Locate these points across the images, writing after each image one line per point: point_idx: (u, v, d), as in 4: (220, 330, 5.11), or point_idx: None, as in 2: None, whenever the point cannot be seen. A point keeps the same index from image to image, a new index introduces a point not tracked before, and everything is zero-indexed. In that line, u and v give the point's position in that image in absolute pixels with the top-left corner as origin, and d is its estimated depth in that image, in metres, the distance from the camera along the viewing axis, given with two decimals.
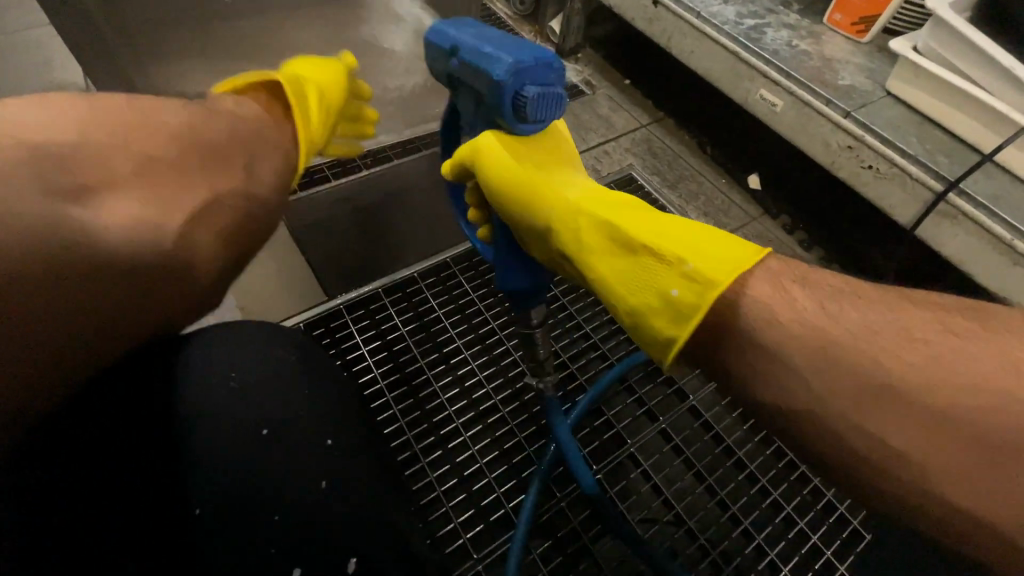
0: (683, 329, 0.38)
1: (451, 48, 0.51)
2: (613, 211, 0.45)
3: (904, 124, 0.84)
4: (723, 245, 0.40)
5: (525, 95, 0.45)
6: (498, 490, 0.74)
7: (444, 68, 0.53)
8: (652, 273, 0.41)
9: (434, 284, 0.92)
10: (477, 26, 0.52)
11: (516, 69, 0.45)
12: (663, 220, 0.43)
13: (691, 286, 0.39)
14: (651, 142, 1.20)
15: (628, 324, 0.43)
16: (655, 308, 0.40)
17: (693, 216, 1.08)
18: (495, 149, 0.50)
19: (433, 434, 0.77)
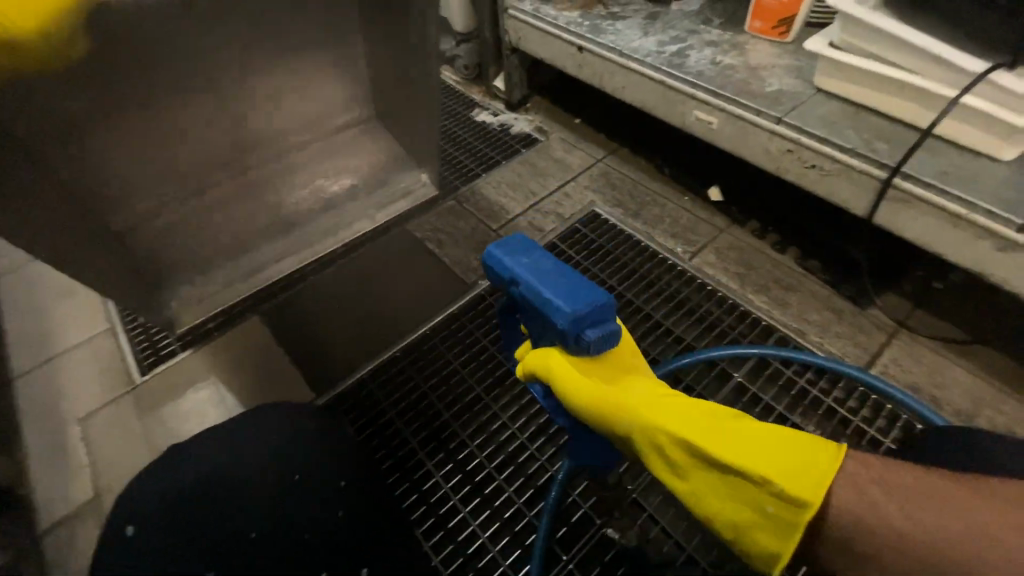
0: (788, 545, 0.46)
1: (511, 281, 0.57)
2: (681, 426, 0.51)
3: (839, 119, 0.84)
4: (800, 457, 0.47)
5: (587, 338, 0.51)
6: (506, 565, 0.74)
7: (509, 291, 0.58)
8: (750, 496, 0.47)
9: (416, 360, 0.95)
10: (536, 258, 0.57)
11: (575, 318, 0.50)
12: (721, 444, 0.48)
13: (786, 506, 0.45)
14: (609, 174, 1.22)
15: (730, 534, 0.49)
16: (757, 523, 0.47)
17: (661, 239, 1.09)
18: (571, 370, 0.54)
19: (432, 517, 0.78)
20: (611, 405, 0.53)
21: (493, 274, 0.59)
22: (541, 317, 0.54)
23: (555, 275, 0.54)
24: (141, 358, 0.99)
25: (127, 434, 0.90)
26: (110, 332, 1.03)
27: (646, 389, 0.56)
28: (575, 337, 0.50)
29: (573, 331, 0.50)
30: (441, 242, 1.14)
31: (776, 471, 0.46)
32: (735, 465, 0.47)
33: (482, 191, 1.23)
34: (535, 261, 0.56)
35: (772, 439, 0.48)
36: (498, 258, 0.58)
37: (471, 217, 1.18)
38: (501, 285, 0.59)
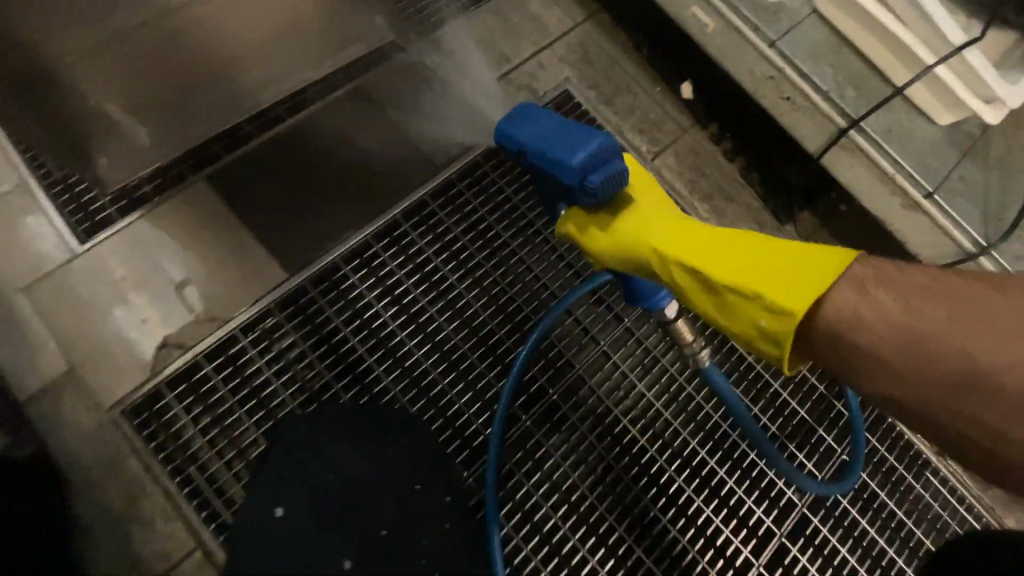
0: (784, 347, 0.55)
1: (520, 149, 0.70)
2: (698, 254, 0.62)
3: (823, 51, 0.87)
4: (801, 272, 0.54)
5: (591, 183, 0.63)
6: (477, 422, 0.91)
7: (520, 157, 0.71)
8: (746, 313, 0.57)
9: (389, 245, 0.97)
10: (541, 121, 0.70)
11: (577, 161, 0.62)
12: (728, 266, 0.59)
13: (776, 316, 0.54)
14: (586, 47, 1.15)
15: (746, 343, 0.59)
16: (755, 332, 0.57)
17: (629, 134, 1.11)
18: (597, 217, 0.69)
19: (414, 386, 0.91)
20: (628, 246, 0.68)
21: (507, 149, 0.73)
22: (550, 176, 0.68)
23: (557, 131, 0.67)
24: (74, 221, 0.90)
25: (82, 305, 0.86)
26: (25, 187, 0.91)
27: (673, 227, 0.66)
28: (578, 180, 0.63)
29: (578, 178, 0.63)
30: (404, 110, 1.06)
31: (769, 285, 0.55)
32: (729, 283, 0.58)
33: (448, 48, 1.11)
34: (540, 125, 0.69)
35: (778, 258, 0.56)
36: (506, 132, 0.71)
37: (437, 80, 1.08)
38: (514, 156, 0.73)
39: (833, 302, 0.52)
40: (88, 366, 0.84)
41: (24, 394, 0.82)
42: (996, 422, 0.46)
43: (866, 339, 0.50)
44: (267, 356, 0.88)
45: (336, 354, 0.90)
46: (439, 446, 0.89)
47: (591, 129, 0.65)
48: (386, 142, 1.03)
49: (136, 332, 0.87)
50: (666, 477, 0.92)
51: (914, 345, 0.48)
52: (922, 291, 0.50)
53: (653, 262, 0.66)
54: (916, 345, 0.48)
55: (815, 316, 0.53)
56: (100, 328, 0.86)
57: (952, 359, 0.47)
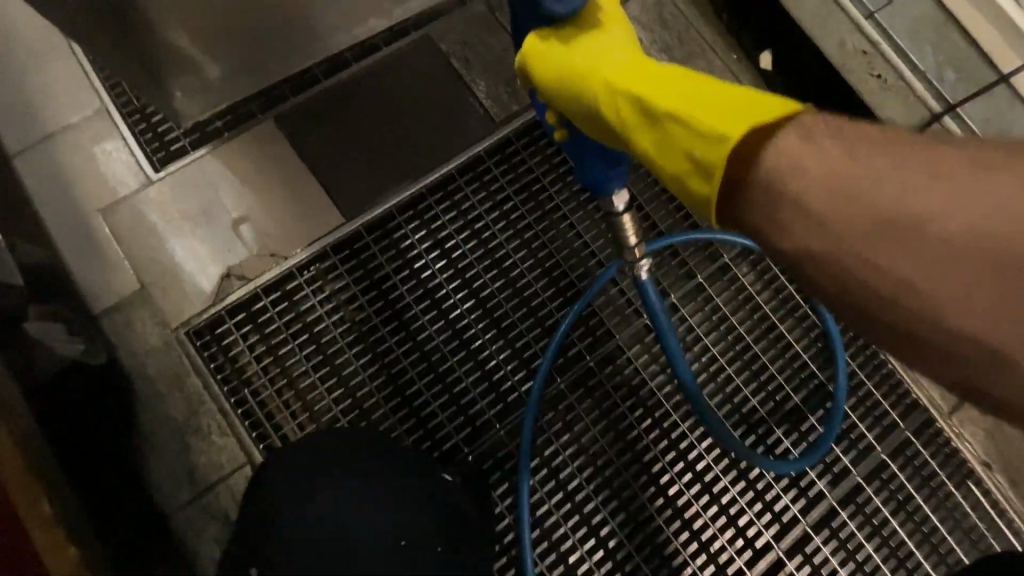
0: (715, 170, 0.49)
1: None
2: (657, 100, 0.55)
3: (923, 28, 0.80)
4: (753, 107, 0.48)
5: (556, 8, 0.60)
6: (512, 379, 0.94)
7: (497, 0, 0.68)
8: (680, 145, 0.52)
9: (442, 198, 0.99)
10: None
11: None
12: (683, 102, 0.53)
13: (711, 148, 0.49)
14: (663, 7, 1.10)
15: (677, 192, 0.55)
16: (688, 171, 0.52)
17: None
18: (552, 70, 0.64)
19: (455, 338, 0.95)
20: (575, 65, 0.61)
21: None
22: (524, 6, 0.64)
23: None
24: (150, 151, 0.94)
25: (155, 231, 0.92)
26: (102, 113, 0.94)
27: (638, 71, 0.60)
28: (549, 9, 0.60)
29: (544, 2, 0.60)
30: (468, 62, 1.04)
31: (711, 112, 0.50)
32: (679, 113, 0.52)
33: None
34: None
35: (732, 98, 0.50)
36: None
37: (505, 33, 1.06)
38: None
39: (770, 149, 0.46)
40: (157, 285, 0.90)
41: (99, 307, 0.88)
42: (930, 290, 0.42)
43: (801, 188, 0.45)
44: (321, 296, 0.93)
45: (385, 300, 0.95)
46: (475, 396, 0.93)
47: None
48: (449, 94, 1.03)
49: (203, 261, 0.92)
50: (694, 453, 0.93)
51: (858, 205, 0.43)
52: (892, 150, 0.44)
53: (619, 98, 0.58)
54: (826, 179, 0.44)
55: (756, 156, 0.47)
56: (170, 255, 0.91)
57: (901, 209, 0.42)
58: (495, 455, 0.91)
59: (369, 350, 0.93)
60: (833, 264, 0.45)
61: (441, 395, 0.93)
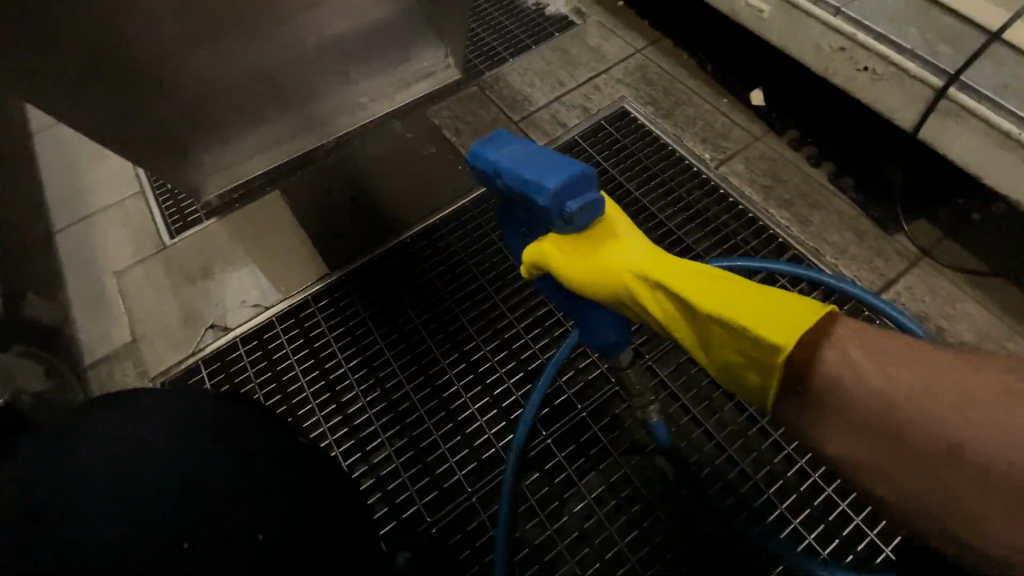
0: (771, 382, 0.39)
1: (490, 174, 0.47)
2: (672, 278, 0.43)
3: (907, 14, 0.74)
4: (786, 306, 0.39)
5: (570, 215, 0.42)
6: (490, 433, 0.82)
7: (490, 186, 0.49)
8: (725, 344, 0.41)
9: (427, 248, 0.99)
10: (518, 146, 0.47)
11: (554, 197, 0.41)
12: (708, 285, 0.42)
13: (760, 351, 0.39)
14: (646, 69, 1.14)
15: (719, 374, 0.43)
16: (739, 363, 0.41)
17: (689, 143, 1.03)
18: (560, 250, 0.47)
19: (428, 387, 0.86)
20: (577, 261, 0.46)
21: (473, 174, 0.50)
22: (522, 205, 0.46)
23: (532, 154, 0.45)
24: (170, 222, 1.05)
25: (156, 288, 0.97)
26: (140, 195, 1.08)
27: (641, 242, 0.46)
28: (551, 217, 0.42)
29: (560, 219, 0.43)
30: (459, 131, 1.11)
31: (748, 313, 0.39)
32: (708, 309, 0.40)
33: (507, 78, 1.17)
34: (515, 149, 0.46)
35: (759, 292, 0.40)
36: (468, 156, 0.49)
37: (494, 104, 1.13)
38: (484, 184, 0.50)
39: (811, 353, 0.37)
40: (146, 338, 0.92)
41: (89, 359, 0.91)
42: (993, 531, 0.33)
43: (834, 396, 0.36)
44: (295, 345, 0.91)
45: (360, 348, 0.90)
46: (445, 453, 0.81)
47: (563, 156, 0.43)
48: None
49: (190, 314, 0.94)
50: (723, 529, 0.72)
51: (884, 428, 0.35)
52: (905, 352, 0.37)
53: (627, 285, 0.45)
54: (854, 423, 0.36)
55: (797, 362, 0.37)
56: (163, 310, 0.95)
57: (930, 432, 0.34)
58: (465, 527, 0.76)
59: (337, 402, 0.86)
60: (888, 425, 0.35)
61: (408, 451, 0.82)
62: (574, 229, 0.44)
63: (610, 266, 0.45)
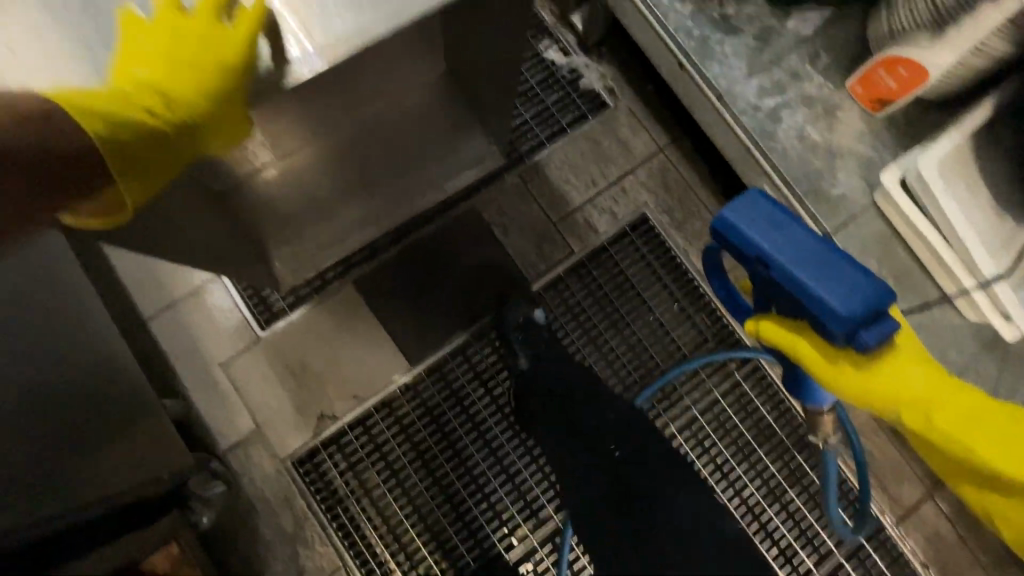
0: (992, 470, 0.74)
1: (759, 258, 0.67)
2: (950, 406, 0.66)
3: (875, 244, 1.00)
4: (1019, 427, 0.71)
5: (863, 340, 0.61)
6: (547, 503, 1.16)
7: (753, 264, 0.69)
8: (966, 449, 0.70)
9: (485, 344, 1.23)
10: (793, 240, 0.66)
11: (850, 321, 0.61)
12: (986, 411, 0.69)
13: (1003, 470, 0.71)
14: (666, 172, 1.32)
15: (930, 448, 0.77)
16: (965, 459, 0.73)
17: (694, 258, 1.29)
18: (825, 362, 0.67)
19: (498, 464, 1.17)
20: (869, 388, 0.65)
21: (734, 246, 0.69)
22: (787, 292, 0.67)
23: (812, 257, 0.64)
24: (258, 313, 1.20)
25: (263, 379, 1.17)
26: (220, 283, 1.20)
27: (923, 370, 0.66)
28: (848, 338, 0.62)
29: (847, 334, 0.62)
30: (506, 229, 1.28)
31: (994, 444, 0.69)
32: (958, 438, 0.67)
33: (546, 171, 1.31)
34: (795, 243, 0.65)
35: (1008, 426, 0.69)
36: (741, 231, 0.67)
37: (535, 200, 1.29)
38: (739, 253, 0.70)
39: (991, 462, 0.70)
40: (268, 426, 1.16)
41: (225, 444, 1.14)
42: None
43: None
44: (367, 450, 1.17)
45: (443, 432, 1.18)
46: (516, 516, 1.15)
47: (849, 267, 0.63)
48: (490, 254, 1.26)
49: (301, 405, 1.17)
50: None
51: None
52: None
53: (900, 418, 0.67)
54: None
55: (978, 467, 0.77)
56: (276, 400, 1.17)
57: None
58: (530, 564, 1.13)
59: (405, 492, 1.15)
60: None
61: (487, 512, 1.15)
62: (861, 350, 0.64)
63: (900, 396, 0.65)
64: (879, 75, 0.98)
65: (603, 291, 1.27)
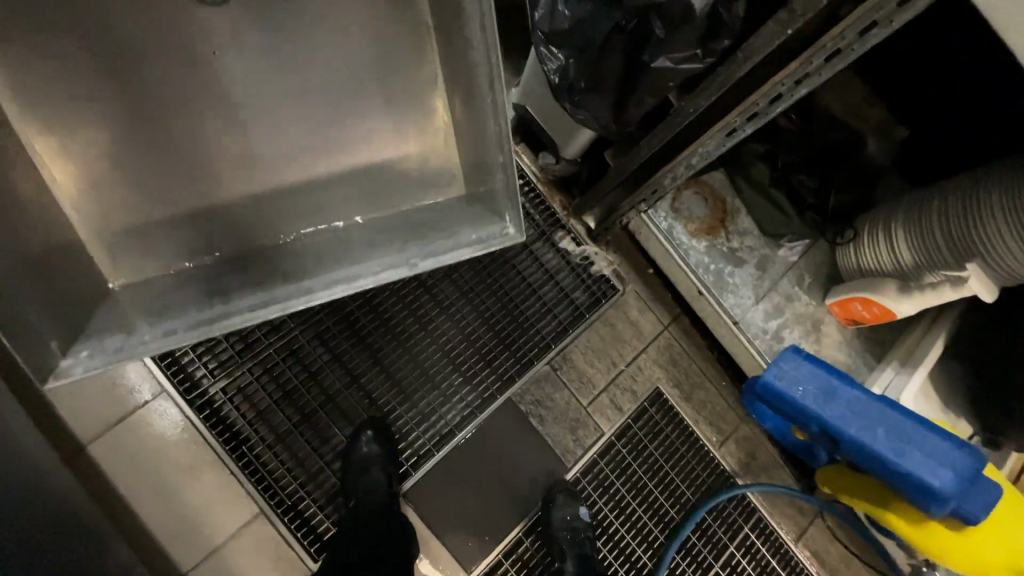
0: None
1: (816, 425, 0.96)
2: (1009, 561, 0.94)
3: None
4: None
5: (938, 512, 0.89)
6: None
7: (806, 423, 0.98)
8: None
9: (536, 538, 1.29)
10: (839, 406, 0.94)
11: (939, 503, 0.87)
12: None
13: None
14: (673, 348, 1.49)
15: None
16: None
17: (702, 425, 1.47)
18: (897, 517, 0.98)
19: None
20: (952, 546, 0.95)
21: (789, 404, 0.97)
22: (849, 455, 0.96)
23: (875, 430, 0.92)
24: (306, 542, 1.18)
25: None
26: (261, 517, 1.17)
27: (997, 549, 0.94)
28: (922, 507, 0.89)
29: (949, 507, 0.88)
30: (542, 418, 1.35)
31: None
32: None
33: (572, 358, 1.41)
34: (846, 418, 0.93)
35: None
36: (788, 393, 0.96)
37: (565, 387, 1.38)
38: (801, 419, 0.98)
39: None
40: None
41: None
42: None
43: None
44: None
45: None
46: None
47: (936, 450, 0.89)
48: (529, 446, 1.33)
49: None
50: None
51: None
52: None
53: (998, 560, 0.94)
54: None
55: None
56: None
57: None
58: None
59: None
60: None
61: None
62: (936, 513, 0.90)
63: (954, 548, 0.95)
64: (856, 306, 1.23)
65: (631, 466, 1.39)
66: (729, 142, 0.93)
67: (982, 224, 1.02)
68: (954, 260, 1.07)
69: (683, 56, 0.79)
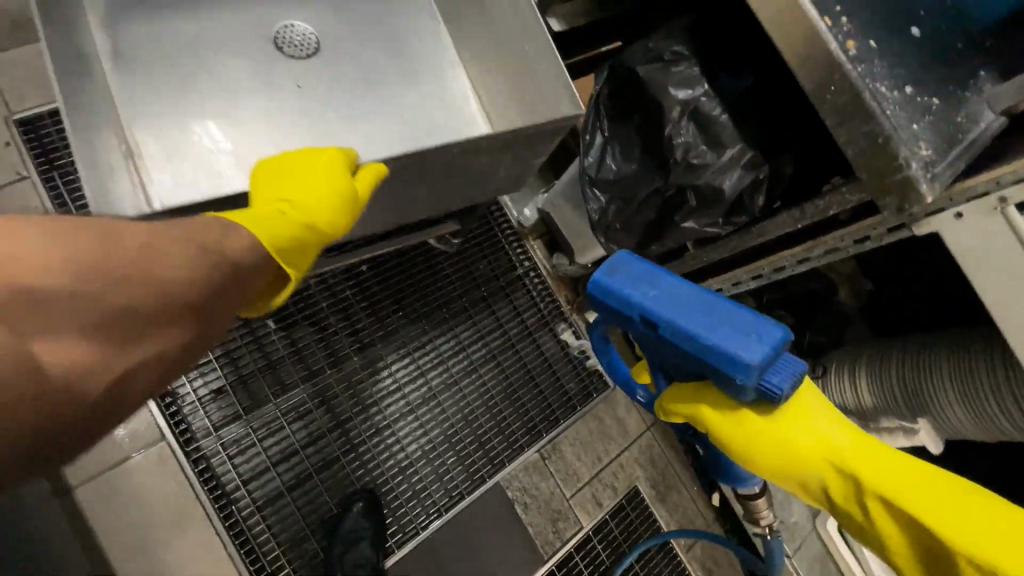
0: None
1: (638, 308, 0.71)
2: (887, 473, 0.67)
3: None
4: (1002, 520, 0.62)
5: (768, 384, 0.65)
6: None
7: (633, 316, 0.72)
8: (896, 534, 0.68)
9: None
10: (657, 292, 0.71)
11: (757, 374, 0.63)
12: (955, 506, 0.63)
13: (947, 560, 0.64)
14: (653, 448, 1.60)
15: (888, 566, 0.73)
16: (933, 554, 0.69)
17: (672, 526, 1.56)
18: (712, 412, 0.72)
19: None
20: (764, 436, 0.71)
21: (609, 303, 0.74)
22: (677, 352, 0.71)
23: (693, 311, 0.68)
24: None
25: None
26: None
27: (837, 434, 0.70)
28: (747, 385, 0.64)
29: (753, 382, 0.64)
30: (527, 506, 1.41)
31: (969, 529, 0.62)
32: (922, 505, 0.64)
33: (562, 448, 1.49)
34: (662, 296, 0.70)
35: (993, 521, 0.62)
36: (615, 288, 0.73)
37: (552, 477, 1.45)
38: (618, 313, 0.74)
39: None
40: None
41: None
42: None
43: None
44: None
45: None
46: None
47: (745, 319, 0.66)
48: (512, 534, 1.37)
49: None
50: None
51: None
52: None
53: (827, 483, 0.70)
54: None
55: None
56: None
57: None
58: None
59: None
60: None
61: None
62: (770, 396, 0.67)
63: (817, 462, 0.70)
64: None
65: (604, 564, 1.43)
66: (732, 291, 1.08)
67: (938, 392, 1.16)
68: (909, 412, 1.23)
69: (706, 222, 0.93)
